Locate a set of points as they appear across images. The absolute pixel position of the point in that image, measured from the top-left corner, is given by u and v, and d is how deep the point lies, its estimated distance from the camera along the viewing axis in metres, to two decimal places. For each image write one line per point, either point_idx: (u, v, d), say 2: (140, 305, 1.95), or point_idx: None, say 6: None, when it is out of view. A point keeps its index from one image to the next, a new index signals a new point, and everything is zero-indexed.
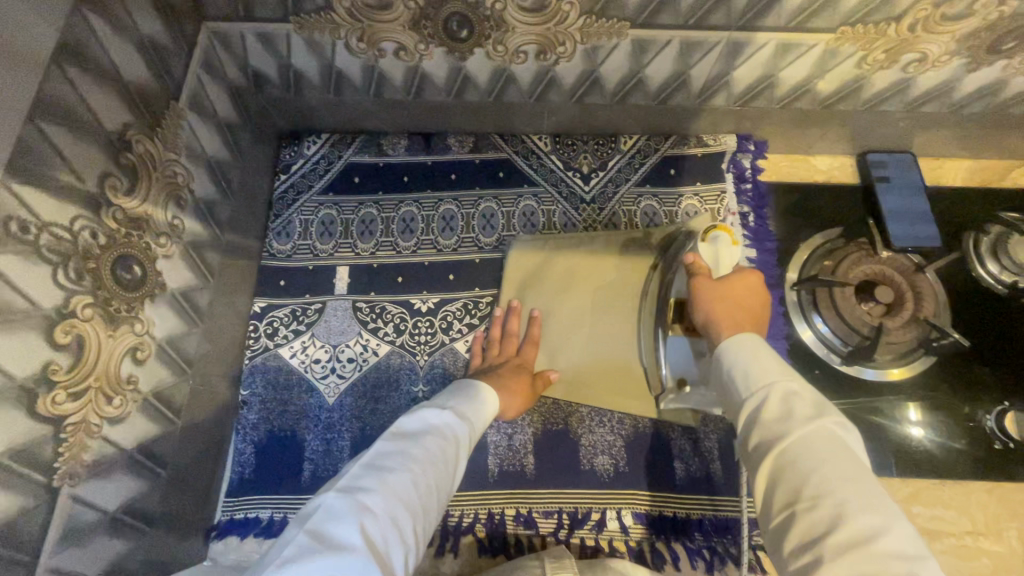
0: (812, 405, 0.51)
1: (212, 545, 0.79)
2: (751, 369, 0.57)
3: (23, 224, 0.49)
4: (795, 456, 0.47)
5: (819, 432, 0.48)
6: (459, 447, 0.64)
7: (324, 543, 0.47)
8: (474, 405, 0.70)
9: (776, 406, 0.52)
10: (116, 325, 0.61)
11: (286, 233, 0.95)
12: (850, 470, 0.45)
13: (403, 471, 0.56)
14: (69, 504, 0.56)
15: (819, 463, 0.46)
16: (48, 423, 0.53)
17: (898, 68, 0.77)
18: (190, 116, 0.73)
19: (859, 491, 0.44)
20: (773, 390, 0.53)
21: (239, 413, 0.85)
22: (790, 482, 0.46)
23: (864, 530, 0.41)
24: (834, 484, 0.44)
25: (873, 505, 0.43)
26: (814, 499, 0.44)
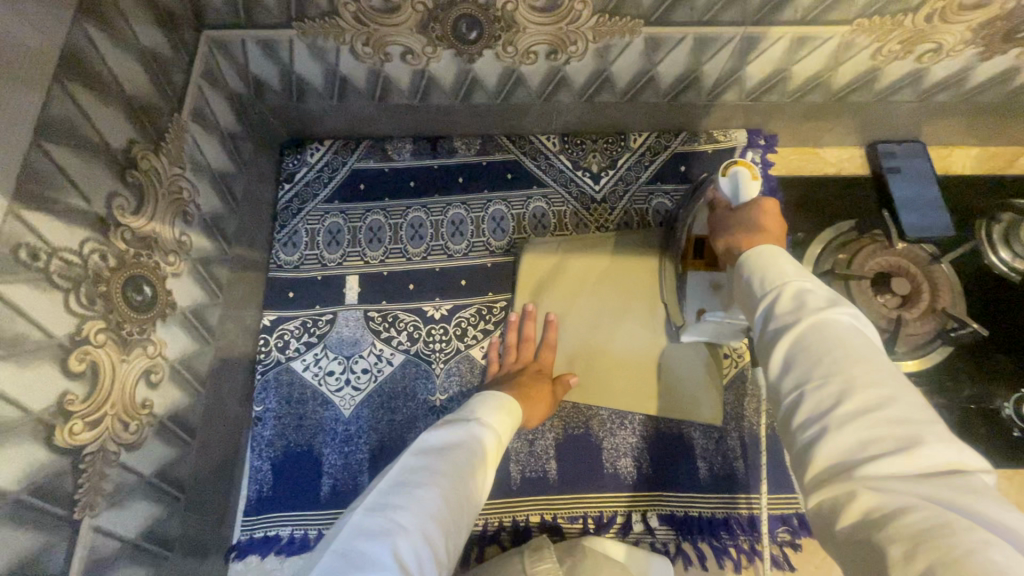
0: (825, 297, 0.44)
1: (232, 566, 0.78)
2: (758, 269, 0.49)
3: (33, 251, 0.47)
4: (805, 341, 0.41)
5: (831, 319, 0.41)
6: (488, 460, 0.62)
7: (354, 565, 0.44)
8: (499, 415, 0.68)
9: (784, 301, 0.45)
10: (130, 349, 0.59)
11: (293, 244, 0.93)
12: (862, 348, 0.39)
13: (432, 485, 0.53)
14: (90, 536, 0.54)
15: (829, 346, 0.39)
16: (67, 455, 0.51)
17: (912, 59, 0.76)
18: (194, 128, 0.71)
19: (873, 368, 0.38)
20: (783, 284, 0.46)
21: (254, 429, 0.84)
22: (798, 366, 0.40)
23: (873, 403, 0.36)
24: (847, 363, 0.38)
25: (885, 375, 0.37)
26: (823, 377, 0.38)
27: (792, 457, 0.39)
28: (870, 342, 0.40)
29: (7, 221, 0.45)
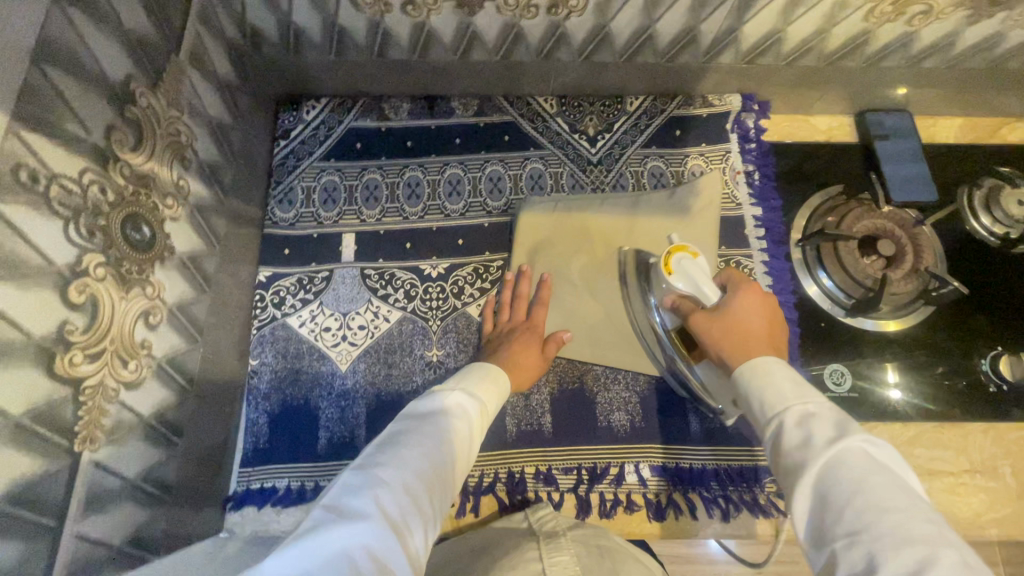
0: (832, 426, 0.47)
1: (229, 517, 0.78)
2: (760, 393, 0.54)
3: (32, 174, 0.46)
4: (825, 490, 0.43)
5: (843, 457, 0.44)
6: (474, 433, 0.62)
7: (340, 516, 0.43)
8: (488, 389, 0.69)
9: (795, 434, 0.48)
10: (129, 287, 0.58)
11: (288, 201, 0.92)
12: (882, 498, 0.40)
13: (417, 448, 0.53)
14: (91, 469, 0.54)
15: (848, 497, 0.41)
16: (67, 384, 0.51)
17: (903, 22, 0.78)
18: (191, 72, 0.69)
19: (896, 523, 0.39)
20: (787, 412, 0.50)
21: (251, 383, 0.84)
22: (823, 521, 0.42)
23: (908, 569, 0.36)
24: (869, 517, 0.40)
25: (913, 532, 0.38)
26: (849, 535, 0.40)
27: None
28: (892, 487, 0.41)
29: (7, 139, 0.44)
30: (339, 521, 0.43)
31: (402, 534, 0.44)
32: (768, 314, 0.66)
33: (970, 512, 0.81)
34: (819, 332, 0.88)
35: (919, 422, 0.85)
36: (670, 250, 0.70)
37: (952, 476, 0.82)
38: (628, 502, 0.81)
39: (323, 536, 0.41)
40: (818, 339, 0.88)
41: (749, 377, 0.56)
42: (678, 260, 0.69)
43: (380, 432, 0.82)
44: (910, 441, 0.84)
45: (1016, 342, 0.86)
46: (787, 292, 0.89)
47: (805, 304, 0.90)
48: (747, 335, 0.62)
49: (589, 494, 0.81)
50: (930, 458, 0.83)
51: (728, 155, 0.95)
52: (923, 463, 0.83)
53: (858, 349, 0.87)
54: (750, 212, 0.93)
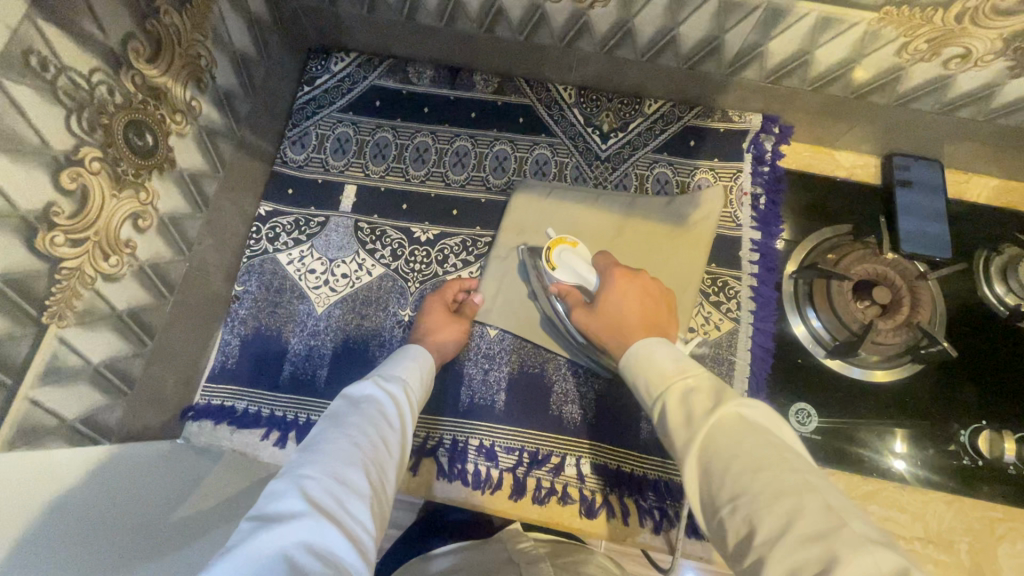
0: (710, 399, 0.50)
1: (187, 426, 0.83)
2: (645, 374, 0.57)
3: (43, 62, 0.50)
4: (707, 466, 0.46)
5: (720, 430, 0.47)
6: (404, 414, 0.67)
7: (267, 522, 0.47)
8: (414, 372, 0.73)
9: (676, 412, 0.51)
10: (122, 187, 0.63)
11: (301, 144, 0.96)
12: (757, 459, 0.44)
13: (341, 439, 0.58)
14: (56, 343, 0.59)
15: (727, 465, 0.45)
16: (45, 260, 0.55)
17: (939, 63, 0.74)
18: (221, 2, 0.73)
19: (767, 483, 0.43)
20: (669, 391, 0.54)
21: (232, 306, 0.88)
22: (711, 489, 0.46)
23: (777, 523, 0.40)
24: (744, 483, 0.43)
25: (784, 484, 0.42)
26: (732, 503, 0.43)
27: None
28: (761, 446, 0.45)
29: (23, 25, 0.48)
30: (265, 527, 0.47)
31: (336, 519, 0.49)
32: (643, 300, 0.69)
33: None
34: (794, 369, 0.86)
35: (881, 479, 0.81)
36: (550, 241, 0.81)
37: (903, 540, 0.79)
38: (563, 494, 0.81)
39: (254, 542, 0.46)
40: (792, 375, 0.86)
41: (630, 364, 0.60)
42: (559, 253, 0.78)
43: (339, 376, 0.85)
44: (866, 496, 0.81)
45: (1002, 418, 0.82)
46: (769, 321, 0.87)
47: (786, 337, 0.88)
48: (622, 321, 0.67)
49: (526, 478, 0.82)
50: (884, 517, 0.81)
51: (739, 174, 0.94)
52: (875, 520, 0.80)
53: (832, 393, 0.85)
54: (749, 234, 0.91)
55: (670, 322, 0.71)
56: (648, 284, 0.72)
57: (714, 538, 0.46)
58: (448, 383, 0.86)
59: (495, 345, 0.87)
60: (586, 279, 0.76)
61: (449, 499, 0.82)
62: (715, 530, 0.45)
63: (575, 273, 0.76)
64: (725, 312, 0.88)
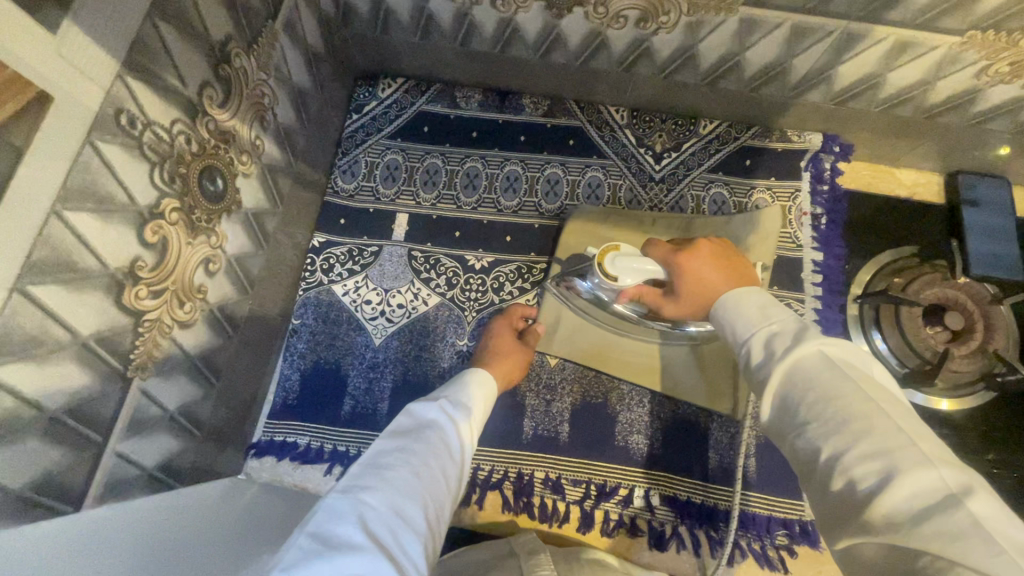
0: (791, 339, 0.50)
1: (250, 462, 0.83)
2: (732, 323, 0.57)
3: (131, 119, 0.50)
4: (779, 395, 0.47)
5: (800, 362, 0.47)
6: (462, 445, 0.64)
7: (327, 544, 0.43)
8: (475, 399, 0.70)
9: (758, 352, 0.52)
10: (196, 234, 0.62)
11: (352, 172, 0.96)
12: (826, 389, 0.44)
13: (406, 467, 0.55)
14: (139, 395, 0.58)
15: (801, 393, 0.45)
16: (130, 315, 0.55)
17: (1018, 85, 0.72)
18: (283, 39, 0.73)
19: (839, 409, 0.42)
20: (754, 334, 0.54)
21: (289, 339, 0.88)
22: (785, 416, 0.46)
23: (843, 443, 0.41)
24: (817, 409, 0.44)
25: (853, 409, 0.42)
26: (803, 426, 0.44)
27: (813, 505, 0.43)
28: (840, 378, 0.44)
29: (115, 84, 0.47)
30: (324, 550, 0.42)
31: (394, 555, 0.45)
32: (719, 260, 0.66)
33: None
34: None
35: None
36: (596, 260, 0.72)
37: None
38: (631, 526, 0.80)
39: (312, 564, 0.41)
40: None
41: (717, 319, 0.60)
42: (610, 258, 0.70)
43: (400, 409, 0.84)
44: None
45: None
46: None
47: None
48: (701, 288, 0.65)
49: (593, 510, 0.81)
50: None
51: (797, 193, 0.91)
52: None
53: None
54: (811, 257, 0.89)
55: (747, 272, 0.67)
56: (717, 247, 0.68)
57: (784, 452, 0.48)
58: (510, 415, 0.85)
59: (556, 375, 0.86)
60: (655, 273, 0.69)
61: (516, 533, 0.81)
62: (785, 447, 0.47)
63: (636, 271, 0.70)
64: None
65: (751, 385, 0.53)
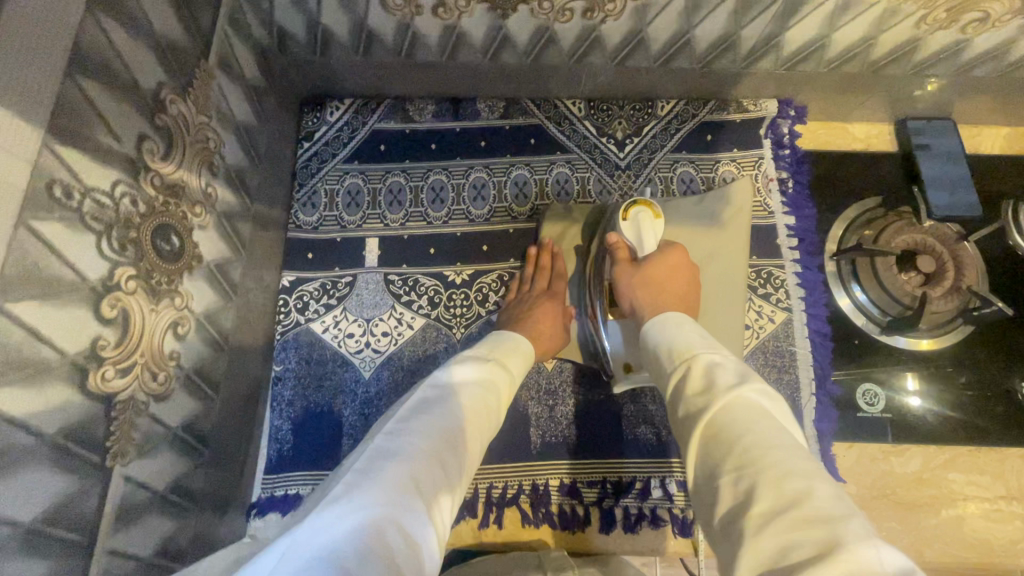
0: (733, 374, 0.49)
1: (251, 523, 0.78)
2: (669, 342, 0.57)
3: (67, 189, 0.45)
4: (713, 433, 0.45)
5: (741, 403, 0.46)
6: (500, 402, 0.62)
7: (367, 485, 0.44)
8: (513, 359, 0.68)
9: (696, 379, 0.51)
10: (159, 299, 0.58)
11: (312, 204, 0.91)
12: (767, 436, 0.43)
13: (446, 414, 0.54)
14: (122, 483, 0.54)
15: (741, 435, 0.43)
16: (99, 400, 0.50)
17: (956, 29, 0.74)
18: (220, 76, 0.68)
19: (779, 459, 0.41)
20: (693, 359, 0.53)
21: (274, 388, 0.83)
22: (715, 459, 0.44)
23: (779, 499, 0.38)
24: (755, 454, 0.41)
25: (795, 465, 0.40)
26: (738, 471, 0.41)
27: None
28: (777, 432, 0.43)
29: (42, 154, 0.43)
30: (363, 493, 0.43)
31: (427, 502, 0.45)
32: (685, 280, 0.68)
33: (1005, 539, 0.79)
34: (854, 350, 0.86)
35: (955, 444, 0.83)
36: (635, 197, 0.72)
37: (987, 502, 0.81)
38: (654, 517, 0.80)
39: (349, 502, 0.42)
40: (853, 356, 0.86)
41: (654, 335, 0.60)
42: (635, 209, 0.72)
43: None
44: (945, 464, 0.82)
45: None
46: (820, 306, 0.87)
47: (837, 317, 0.88)
48: (662, 288, 0.66)
49: (614, 508, 0.80)
50: (966, 482, 0.82)
51: (761, 161, 0.93)
52: (958, 487, 0.81)
53: (895, 367, 0.85)
54: (783, 221, 0.91)
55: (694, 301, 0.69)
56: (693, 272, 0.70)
57: (703, 510, 0.44)
58: (516, 427, 0.83)
59: (555, 379, 0.85)
60: (643, 247, 0.71)
61: (540, 545, 0.79)
62: (703, 511, 0.44)
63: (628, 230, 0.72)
64: (776, 303, 0.87)
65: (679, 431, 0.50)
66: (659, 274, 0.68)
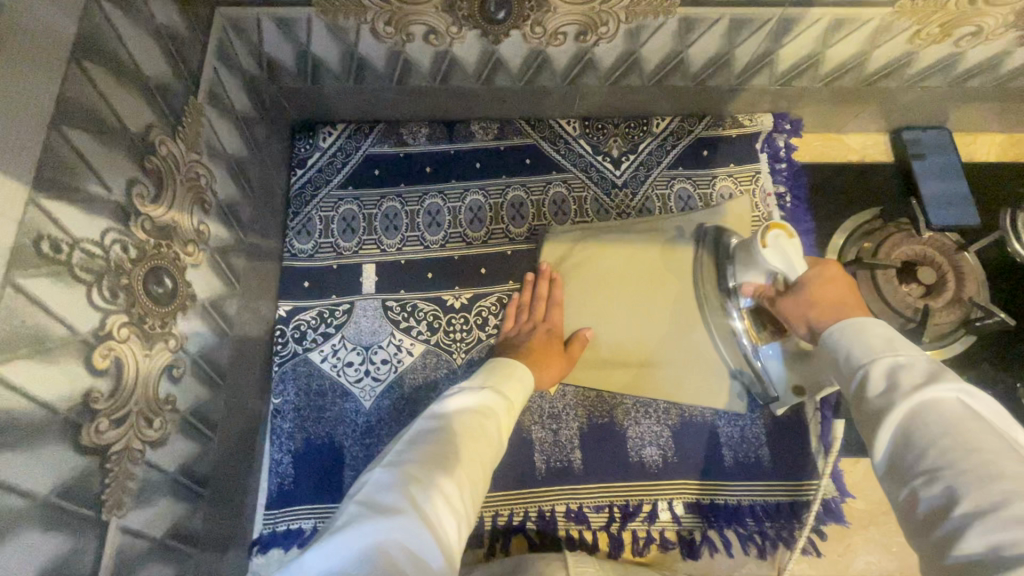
0: (922, 374, 0.45)
1: (255, 560, 0.77)
2: (848, 347, 0.53)
3: (55, 243, 0.44)
4: (903, 435, 0.43)
5: (930, 405, 0.43)
6: (500, 427, 0.60)
7: (367, 511, 0.44)
8: (509, 380, 0.67)
9: (880, 381, 0.47)
10: (152, 344, 0.56)
11: (307, 231, 0.90)
12: (964, 439, 0.40)
13: (439, 440, 0.53)
14: (119, 535, 0.53)
15: (934, 437, 0.41)
16: (93, 454, 0.49)
17: (950, 43, 0.74)
18: (209, 112, 0.67)
19: (984, 461, 0.38)
20: (874, 362, 0.49)
21: (273, 421, 0.82)
22: (908, 458, 0.42)
23: (982, 499, 0.36)
24: (953, 456, 0.39)
25: (999, 465, 0.37)
26: (932, 473, 0.39)
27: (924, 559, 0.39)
28: (981, 431, 0.40)
29: (27, 211, 0.42)
30: (370, 517, 0.43)
31: (430, 523, 0.44)
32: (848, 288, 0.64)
33: None
34: None
35: None
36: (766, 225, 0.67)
37: None
38: (662, 540, 0.79)
39: (348, 531, 0.42)
40: None
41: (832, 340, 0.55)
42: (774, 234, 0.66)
43: None
44: None
45: None
46: None
47: None
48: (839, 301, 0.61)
49: (621, 532, 0.79)
50: None
51: (758, 176, 0.92)
52: None
53: None
54: None
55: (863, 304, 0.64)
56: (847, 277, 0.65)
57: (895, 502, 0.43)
58: (520, 453, 0.82)
59: (558, 402, 0.84)
60: (793, 270, 0.66)
61: None
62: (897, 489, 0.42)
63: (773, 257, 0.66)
64: None
65: (863, 418, 0.48)
66: (830, 291, 0.62)
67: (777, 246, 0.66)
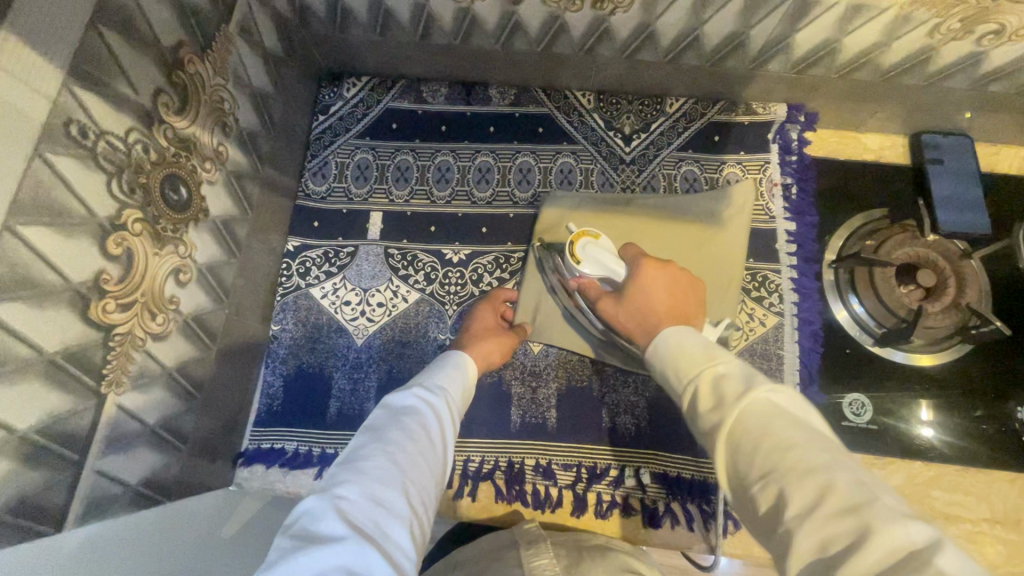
0: (740, 382, 0.44)
1: (239, 472, 0.82)
2: (675, 361, 0.51)
3: (82, 129, 0.49)
4: (732, 445, 0.41)
5: (748, 408, 0.42)
6: (443, 424, 0.61)
7: (306, 542, 0.42)
8: (456, 382, 0.68)
9: (708, 397, 0.46)
10: (163, 244, 0.61)
11: (322, 174, 0.95)
12: (784, 436, 0.39)
13: (379, 454, 0.52)
14: (113, 410, 0.58)
15: (756, 442, 0.40)
16: (98, 329, 0.54)
17: (971, 41, 0.73)
18: (238, 43, 0.72)
19: (798, 459, 0.37)
20: (700, 375, 0.48)
21: (271, 346, 0.87)
22: (739, 467, 0.40)
23: (807, 500, 0.35)
24: (775, 459, 0.38)
25: (811, 461, 0.37)
26: (764, 479, 0.38)
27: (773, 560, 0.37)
28: (794, 427, 0.40)
29: (62, 94, 0.47)
30: (305, 546, 0.42)
31: (380, 542, 0.44)
32: (673, 288, 0.66)
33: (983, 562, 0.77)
34: (842, 359, 0.85)
35: (943, 463, 0.80)
36: (572, 239, 0.75)
37: (970, 523, 0.78)
38: (625, 505, 0.80)
39: (288, 567, 0.40)
40: (843, 365, 0.84)
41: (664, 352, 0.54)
42: (581, 246, 0.74)
43: None
44: (928, 481, 0.80)
45: None
46: (814, 314, 0.86)
47: (831, 326, 0.86)
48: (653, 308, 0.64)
49: (586, 493, 0.81)
50: (948, 501, 0.79)
51: (767, 165, 0.92)
52: (940, 506, 0.79)
53: (885, 380, 0.83)
54: (783, 226, 0.90)
55: (699, 303, 0.68)
56: (678, 273, 0.68)
57: (741, 511, 0.41)
58: (497, 406, 0.85)
59: (540, 361, 0.86)
60: (612, 271, 0.72)
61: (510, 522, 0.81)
62: (738, 499, 0.41)
63: (594, 266, 0.73)
64: (768, 307, 0.87)
65: (694, 429, 0.47)
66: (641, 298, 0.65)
67: (584, 253, 0.73)
